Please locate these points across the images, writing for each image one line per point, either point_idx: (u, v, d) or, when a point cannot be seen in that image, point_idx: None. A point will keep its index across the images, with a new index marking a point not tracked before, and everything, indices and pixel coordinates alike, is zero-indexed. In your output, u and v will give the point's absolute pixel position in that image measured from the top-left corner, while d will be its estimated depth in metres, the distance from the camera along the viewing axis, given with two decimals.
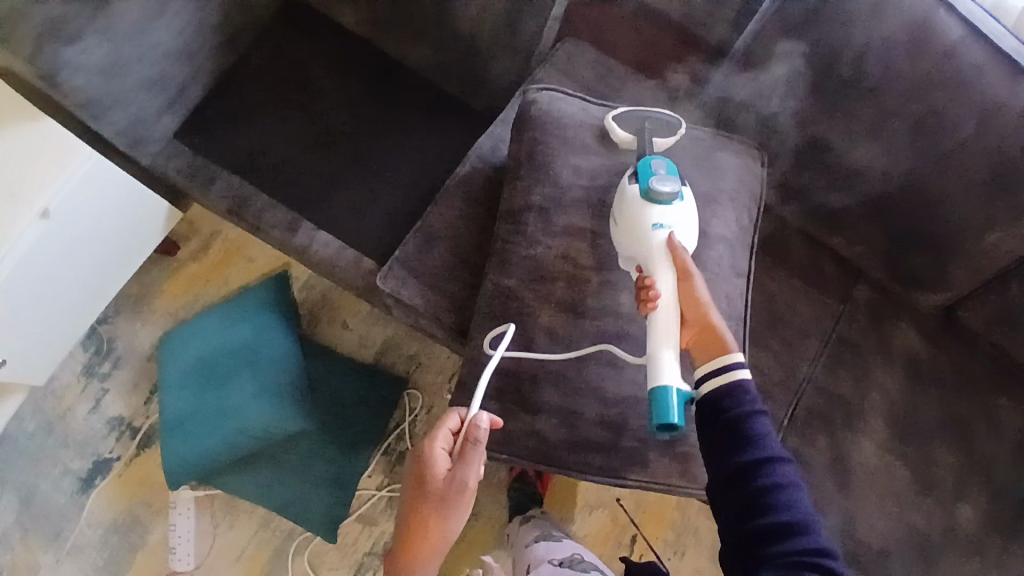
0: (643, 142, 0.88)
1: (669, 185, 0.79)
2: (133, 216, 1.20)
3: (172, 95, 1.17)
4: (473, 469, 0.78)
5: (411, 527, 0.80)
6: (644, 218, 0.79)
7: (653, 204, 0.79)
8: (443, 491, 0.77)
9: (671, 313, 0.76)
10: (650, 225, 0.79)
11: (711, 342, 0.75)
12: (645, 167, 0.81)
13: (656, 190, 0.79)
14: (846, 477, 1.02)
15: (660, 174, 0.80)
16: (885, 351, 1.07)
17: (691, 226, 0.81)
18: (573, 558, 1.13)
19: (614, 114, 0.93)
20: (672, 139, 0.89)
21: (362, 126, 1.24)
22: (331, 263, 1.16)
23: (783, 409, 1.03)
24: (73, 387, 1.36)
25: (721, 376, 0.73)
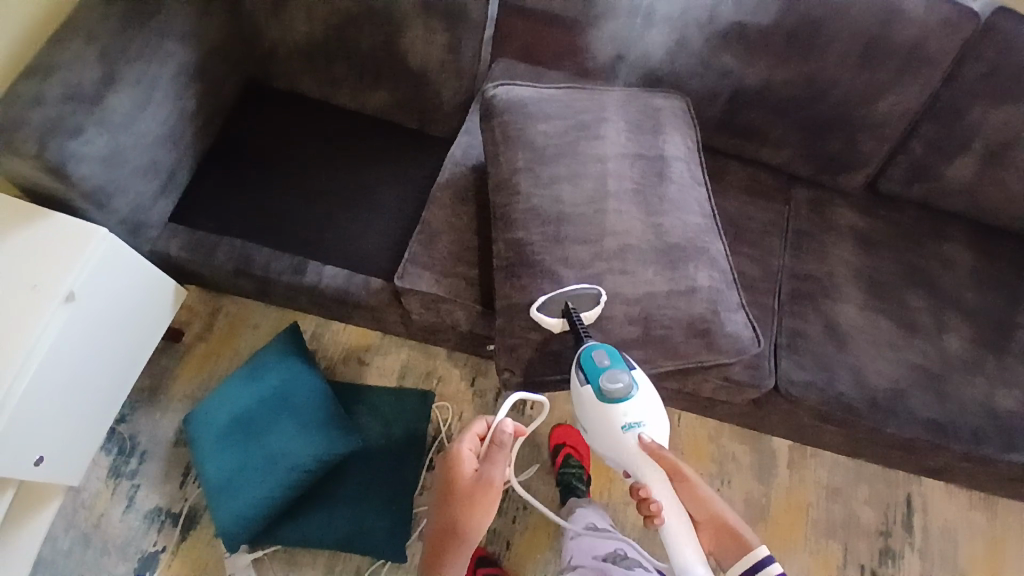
0: (574, 324, 0.93)
1: (620, 380, 0.88)
2: (149, 296, 1.24)
3: (164, 180, 1.26)
4: (498, 468, 0.94)
5: (443, 525, 0.94)
6: (614, 424, 0.88)
7: (615, 402, 0.88)
8: (469, 488, 0.94)
9: (681, 522, 0.88)
10: (621, 428, 0.88)
11: (735, 543, 0.93)
12: (590, 363, 0.89)
13: (611, 390, 0.88)
14: (844, 339, 1.14)
15: (608, 367, 0.89)
16: (835, 232, 1.25)
17: (656, 413, 0.90)
18: (617, 553, 1.10)
19: (536, 300, 0.96)
20: (596, 309, 0.95)
21: (343, 170, 1.38)
22: (343, 291, 1.25)
23: (772, 297, 1.17)
24: (103, 493, 1.33)
25: (761, 573, 0.90)
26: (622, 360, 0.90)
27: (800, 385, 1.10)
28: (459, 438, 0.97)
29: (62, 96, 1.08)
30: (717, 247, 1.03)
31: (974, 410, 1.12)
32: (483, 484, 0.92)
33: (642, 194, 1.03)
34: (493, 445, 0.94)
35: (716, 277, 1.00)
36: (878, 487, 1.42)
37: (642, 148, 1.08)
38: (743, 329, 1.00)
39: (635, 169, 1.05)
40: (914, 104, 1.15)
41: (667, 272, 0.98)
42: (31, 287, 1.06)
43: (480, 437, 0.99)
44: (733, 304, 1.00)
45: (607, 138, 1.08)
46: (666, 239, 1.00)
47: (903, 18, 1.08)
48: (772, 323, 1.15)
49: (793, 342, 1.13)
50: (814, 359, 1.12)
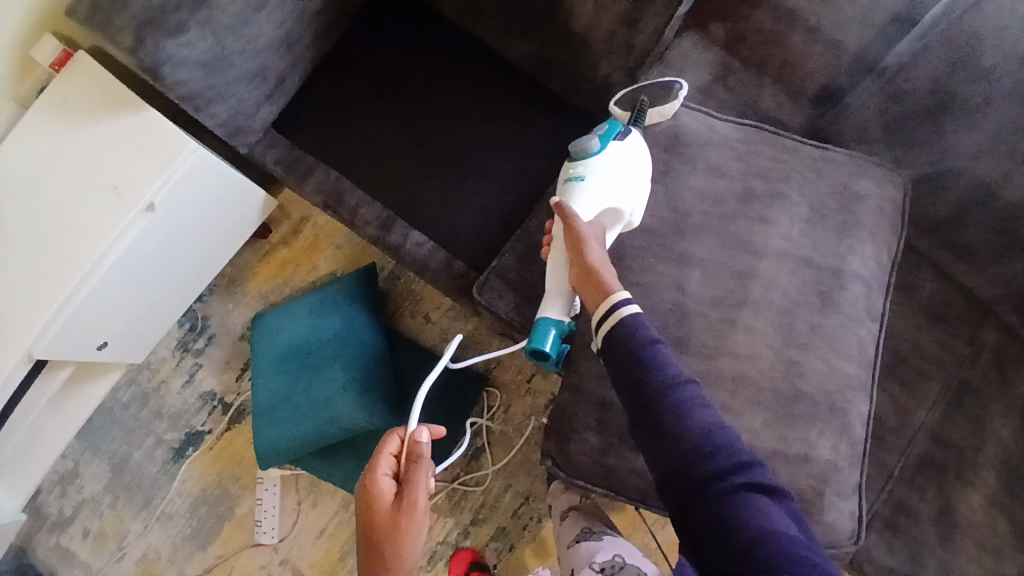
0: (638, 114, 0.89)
1: (594, 142, 0.83)
2: (227, 205, 1.19)
3: (272, 86, 1.14)
4: (419, 484, 0.80)
5: (369, 563, 0.78)
6: (562, 171, 0.84)
7: (579, 152, 0.83)
8: (393, 518, 0.78)
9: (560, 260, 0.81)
10: (567, 176, 0.83)
11: (591, 297, 0.76)
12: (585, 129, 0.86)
13: (574, 147, 0.83)
14: (954, 532, 0.96)
15: (594, 131, 0.84)
16: (1009, 399, 1.00)
17: (611, 178, 0.81)
18: (616, 561, 0.99)
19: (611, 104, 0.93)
20: (671, 101, 0.90)
21: (463, 120, 1.19)
22: (421, 265, 1.14)
23: (895, 458, 0.98)
24: (167, 362, 1.42)
25: (607, 316, 0.74)
26: (614, 129, 0.84)
27: (879, 566, 0.95)
28: (371, 459, 0.82)
29: None
30: (860, 410, 0.83)
31: None
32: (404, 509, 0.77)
33: (789, 316, 0.83)
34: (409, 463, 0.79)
35: (839, 451, 0.82)
36: None
37: (817, 252, 0.85)
38: (847, 519, 0.82)
39: (795, 279, 0.84)
40: None
41: (778, 428, 0.81)
42: (112, 190, 1.02)
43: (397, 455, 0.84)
44: (847, 488, 0.82)
45: (776, 225, 0.85)
46: (796, 386, 0.82)
47: None
48: (879, 488, 0.97)
49: (893, 517, 0.97)
50: (904, 543, 0.96)
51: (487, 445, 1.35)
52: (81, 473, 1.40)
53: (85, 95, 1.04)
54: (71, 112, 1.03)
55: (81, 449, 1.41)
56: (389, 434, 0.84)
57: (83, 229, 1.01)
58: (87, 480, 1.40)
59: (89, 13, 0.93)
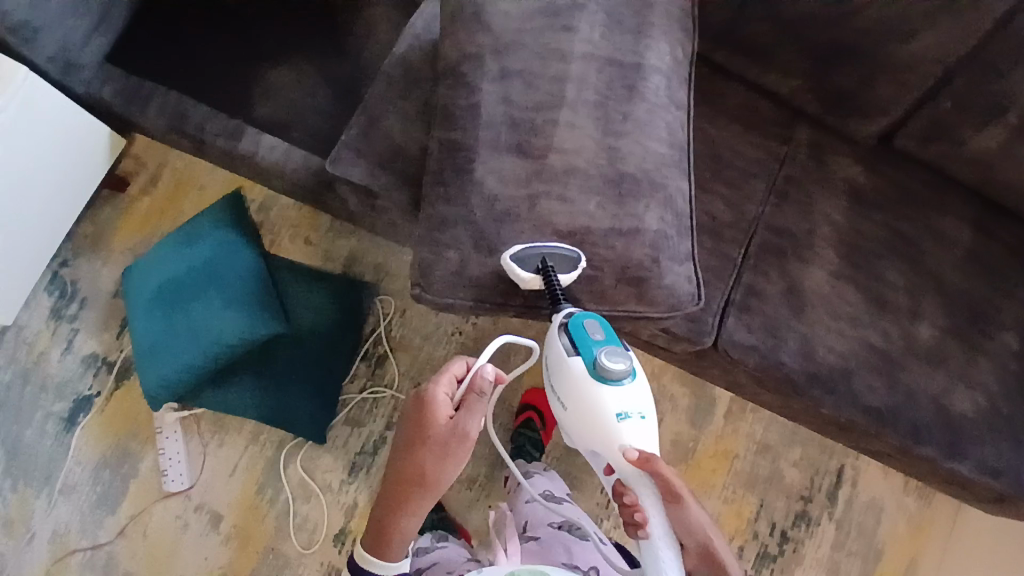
0: (552, 284, 0.82)
1: (619, 360, 0.80)
2: (73, 140, 1.17)
3: (97, 14, 1.13)
4: (474, 419, 0.86)
5: (408, 471, 0.87)
6: (607, 411, 0.81)
7: (606, 383, 0.81)
8: (444, 436, 0.86)
9: (667, 537, 0.80)
10: (614, 417, 0.81)
11: (712, 565, 0.84)
12: (582, 332, 0.81)
13: (606, 368, 0.80)
14: (802, 306, 1.05)
15: (602, 346, 0.81)
16: (828, 184, 1.10)
17: (649, 405, 0.84)
18: (573, 522, 1.08)
19: (512, 250, 0.84)
20: (575, 274, 0.84)
21: (295, 33, 1.23)
22: (280, 166, 1.13)
23: (736, 248, 1.07)
24: (44, 333, 1.35)
25: None
26: (618, 338, 0.83)
27: (741, 347, 1.03)
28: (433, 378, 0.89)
29: None
30: (678, 185, 0.91)
31: (923, 403, 1.04)
32: (458, 437, 0.85)
33: (604, 109, 0.89)
34: (472, 393, 0.86)
35: (666, 221, 0.89)
36: (812, 451, 1.39)
37: (617, 51, 0.91)
38: (685, 283, 0.91)
39: (602, 76, 0.89)
40: (950, 51, 0.96)
41: (612, 207, 0.87)
42: None
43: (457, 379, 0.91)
44: (679, 254, 0.90)
45: (579, 32, 0.90)
46: (619, 168, 0.88)
47: None
48: (729, 276, 1.06)
49: (746, 301, 1.04)
50: (763, 323, 1.04)
51: (389, 351, 1.36)
52: None
53: None
54: None
55: None
56: (454, 360, 0.90)
57: None
58: None
59: None
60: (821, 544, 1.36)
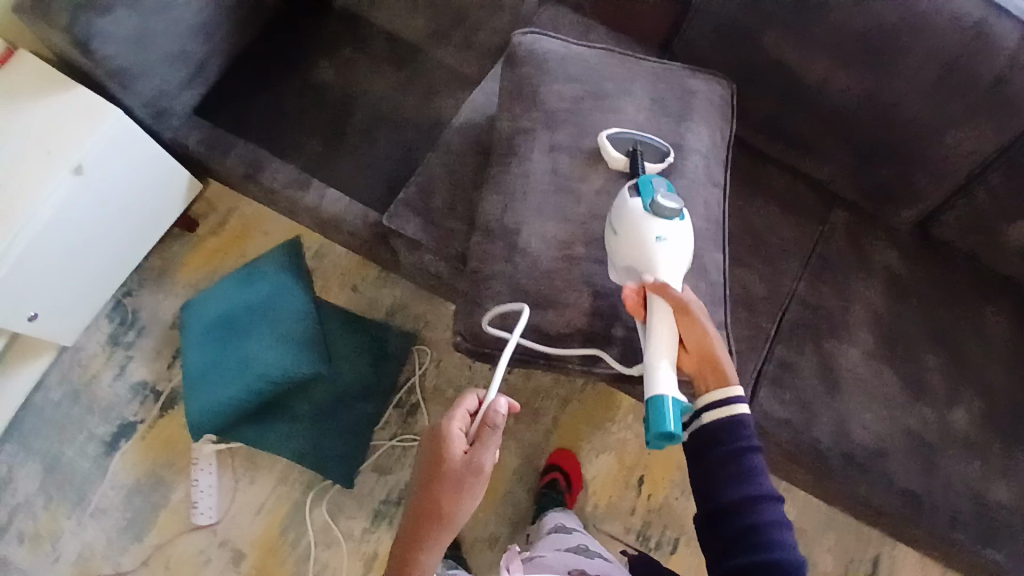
0: (637, 166, 0.91)
1: (673, 203, 0.83)
2: (157, 180, 1.27)
3: (192, 70, 1.25)
4: (488, 452, 0.87)
5: (425, 506, 0.89)
6: (646, 232, 0.82)
7: (657, 217, 0.82)
8: (458, 470, 0.87)
9: (669, 336, 0.79)
10: (653, 238, 0.81)
11: (714, 373, 0.81)
12: (648, 185, 0.85)
13: (661, 206, 0.82)
14: (836, 384, 1.05)
15: (663, 191, 0.84)
16: (864, 265, 1.13)
17: (687, 244, 0.84)
18: (580, 546, 1.11)
19: (606, 132, 0.95)
20: (661, 164, 0.94)
21: (362, 91, 1.33)
22: (341, 217, 1.22)
23: (770, 322, 1.08)
24: (99, 357, 1.43)
25: (723, 408, 0.79)
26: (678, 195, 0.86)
27: (772, 419, 1.03)
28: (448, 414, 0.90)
29: None
30: (713, 258, 0.95)
31: (961, 493, 1.01)
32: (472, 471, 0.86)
33: None
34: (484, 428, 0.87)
35: (700, 289, 0.92)
36: (846, 538, 1.34)
37: (661, 132, 0.98)
38: None
39: (645, 154, 0.96)
40: (989, 147, 0.99)
41: None
42: (43, 153, 1.09)
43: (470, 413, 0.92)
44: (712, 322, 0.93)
45: (625, 113, 0.98)
46: None
47: (992, 49, 0.92)
48: (762, 349, 1.07)
49: (778, 375, 1.05)
50: (794, 398, 1.04)
51: (421, 401, 1.39)
52: (15, 477, 1.36)
53: (22, 77, 1.14)
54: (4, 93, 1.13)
55: (14, 452, 1.37)
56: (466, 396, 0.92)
57: (13, 190, 1.07)
58: (20, 483, 1.36)
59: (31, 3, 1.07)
60: None
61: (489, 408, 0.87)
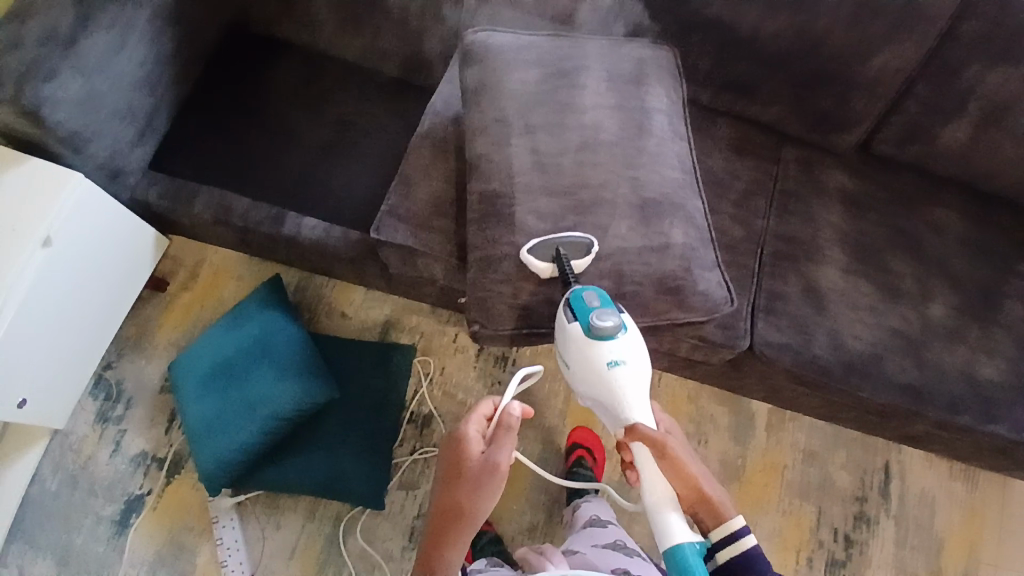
0: (563, 270, 0.92)
1: (609, 318, 0.86)
2: (125, 242, 1.24)
3: (142, 124, 1.23)
4: (504, 450, 0.92)
5: (445, 506, 0.92)
6: (597, 362, 0.87)
7: (601, 340, 0.86)
8: (476, 470, 0.91)
9: (657, 483, 0.87)
10: (604, 365, 0.87)
11: (711, 513, 0.86)
12: (580, 302, 0.88)
13: (599, 328, 0.86)
14: (824, 302, 1.13)
15: (597, 308, 0.87)
16: (822, 192, 1.22)
17: (640, 354, 0.89)
18: (616, 543, 1.12)
19: (529, 244, 0.94)
20: (586, 260, 0.93)
21: (321, 118, 1.34)
22: (321, 244, 1.22)
23: (752, 259, 1.15)
24: (90, 437, 1.37)
25: (731, 545, 0.83)
26: (613, 303, 0.89)
27: (774, 345, 1.09)
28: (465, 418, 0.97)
29: (39, 39, 1.04)
30: (694, 204, 1.02)
31: (953, 376, 1.10)
32: (490, 466, 0.91)
33: (621, 146, 1.01)
34: (500, 427, 0.93)
35: (690, 235, 0.99)
36: (856, 452, 1.42)
37: (623, 99, 1.05)
38: (717, 287, 0.99)
39: (614, 120, 1.03)
40: (910, 61, 1.11)
41: (640, 228, 0.97)
42: (8, 231, 1.05)
43: (486, 421, 0.98)
44: (707, 262, 0.99)
45: (586, 87, 1.04)
46: (642, 194, 0.99)
47: None
48: (751, 284, 1.14)
49: (771, 305, 1.12)
50: (791, 323, 1.11)
51: (433, 410, 1.39)
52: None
53: None
54: None
55: (20, 552, 1.29)
56: (481, 403, 0.99)
57: None
58: None
59: None
60: (885, 542, 1.37)
61: (505, 409, 0.94)
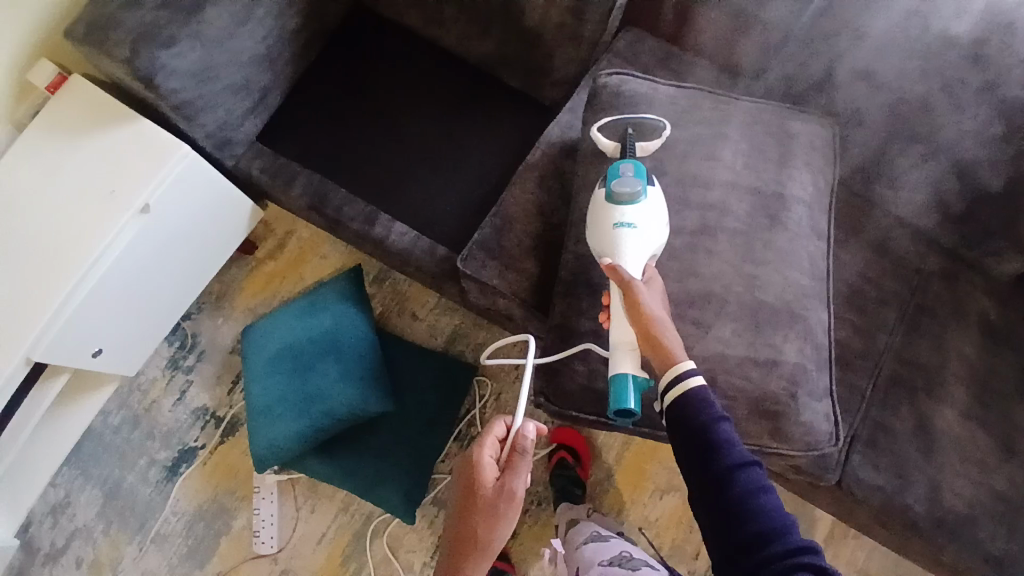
0: (626, 147, 0.91)
1: (631, 187, 0.82)
2: (219, 212, 1.23)
3: (255, 99, 1.21)
4: (520, 478, 0.88)
5: (462, 533, 0.90)
6: (607, 218, 0.81)
7: (615, 202, 0.82)
8: (492, 502, 0.88)
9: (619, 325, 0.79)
10: (613, 224, 0.81)
11: (658, 358, 0.74)
12: (613, 171, 0.84)
13: (617, 193, 0.82)
14: (930, 445, 1.00)
15: (625, 176, 0.83)
16: (960, 317, 1.07)
17: (657, 224, 0.81)
18: (623, 556, 1.12)
19: (597, 125, 0.96)
20: (655, 141, 0.93)
21: (431, 117, 1.28)
22: (407, 252, 1.19)
23: (862, 378, 1.04)
24: (159, 382, 1.43)
25: (675, 386, 0.72)
26: (645, 175, 0.84)
27: (865, 485, 0.99)
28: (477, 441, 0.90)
29: (159, 1, 1.03)
30: (817, 317, 0.92)
31: None
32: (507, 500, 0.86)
33: (746, 239, 0.91)
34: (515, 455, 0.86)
35: (806, 353, 0.89)
36: None
37: (762, 183, 0.94)
38: (823, 421, 0.90)
39: (746, 208, 0.92)
40: None
41: (748, 336, 0.88)
42: (109, 194, 1.06)
43: (501, 440, 0.92)
44: (817, 390, 0.89)
45: (723, 160, 0.94)
46: (758, 297, 0.89)
47: None
48: (855, 408, 1.03)
49: (872, 436, 1.01)
50: (888, 461, 1.00)
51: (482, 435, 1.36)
52: (74, 501, 1.37)
53: (84, 110, 1.11)
54: (69, 128, 1.10)
55: (72, 476, 1.38)
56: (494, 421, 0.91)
57: (81, 232, 1.04)
58: (81, 506, 1.37)
59: (86, 31, 1.03)
60: None
61: (518, 435, 0.86)
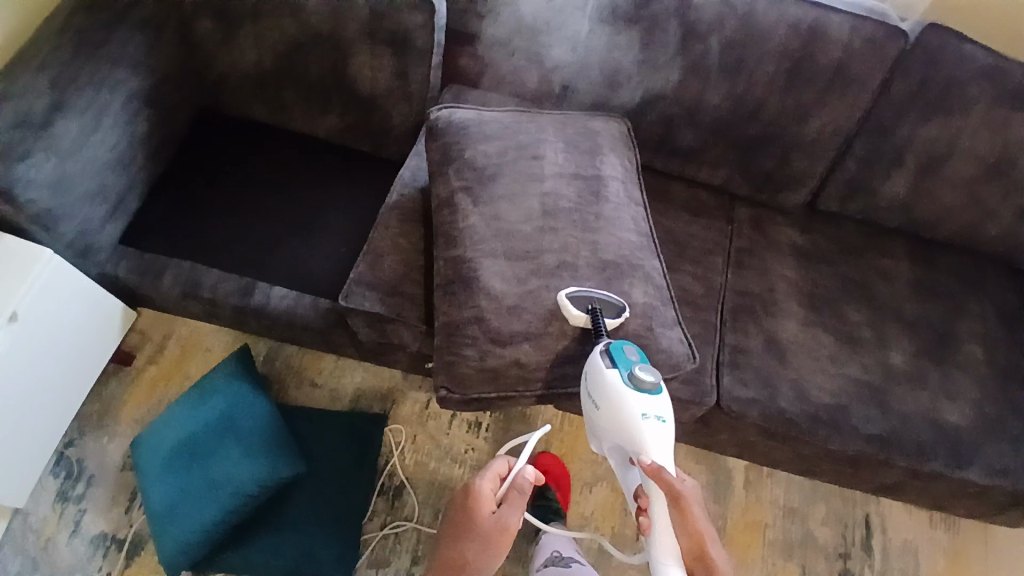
0: (598, 323, 0.94)
1: (649, 373, 0.89)
2: (91, 317, 1.23)
3: (113, 203, 1.25)
4: (516, 513, 0.99)
5: (450, 559, 0.98)
6: (630, 411, 0.87)
7: (637, 391, 0.88)
8: (486, 528, 0.97)
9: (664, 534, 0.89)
10: (637, 416, 0.87)
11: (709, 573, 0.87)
12: (621, 353, 0.90)
13: (639, 379, 0.88)
14: (782, 354, 1.15)
15: (637, 361, 0.90)
16: (774, 249, 1.27)
17: (669, 414, 0.90)
18: None
19: (566, 290, 0.98)
20: (618, 320, 0.97)
21: (292, 191, 1.38)
22: (290, 313, 1.23)
23: (712, 314, 1.19)
24: (50, 518, 1.30)
25: None
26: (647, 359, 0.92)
27: (742, 401, 1.10)
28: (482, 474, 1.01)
29: (9, 121, 1.06)
30: (651, 264, 1.07)
31: (919, 422, 1.12)
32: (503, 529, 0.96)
33: (579, 212, 1.05)
34: (515, 490, 0.99)
35: (649, 293, 1.03)
36: (835, 505, 1.41)
37: (580, 168, 1.10)
38: (679, 344, 1.03)
39: (572, 189, 1.07)
40: (842, 125, 1.20)
41: (600, 288, 1.00)
42: None
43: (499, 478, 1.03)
44: (668, 320, 1.03)
45: (546, 157, 1.10)
46: (601, 256, 1.02)
47: (826, 44, 1.14)
48: (714, 339, 1.16)
49: (734, 358, 1.14)
50: (755, 375, 1.13)
51: (406, 480, 1.36)
52: None
53: None
54: None
55: None
56: (497, 459, 1.04)
57: None
58: None
59: None
60: None
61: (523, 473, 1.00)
